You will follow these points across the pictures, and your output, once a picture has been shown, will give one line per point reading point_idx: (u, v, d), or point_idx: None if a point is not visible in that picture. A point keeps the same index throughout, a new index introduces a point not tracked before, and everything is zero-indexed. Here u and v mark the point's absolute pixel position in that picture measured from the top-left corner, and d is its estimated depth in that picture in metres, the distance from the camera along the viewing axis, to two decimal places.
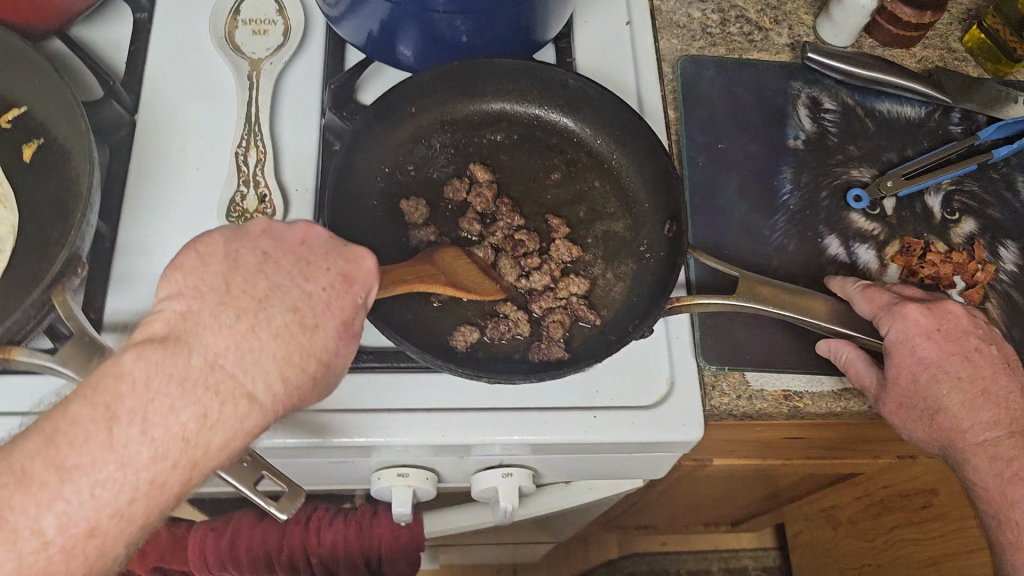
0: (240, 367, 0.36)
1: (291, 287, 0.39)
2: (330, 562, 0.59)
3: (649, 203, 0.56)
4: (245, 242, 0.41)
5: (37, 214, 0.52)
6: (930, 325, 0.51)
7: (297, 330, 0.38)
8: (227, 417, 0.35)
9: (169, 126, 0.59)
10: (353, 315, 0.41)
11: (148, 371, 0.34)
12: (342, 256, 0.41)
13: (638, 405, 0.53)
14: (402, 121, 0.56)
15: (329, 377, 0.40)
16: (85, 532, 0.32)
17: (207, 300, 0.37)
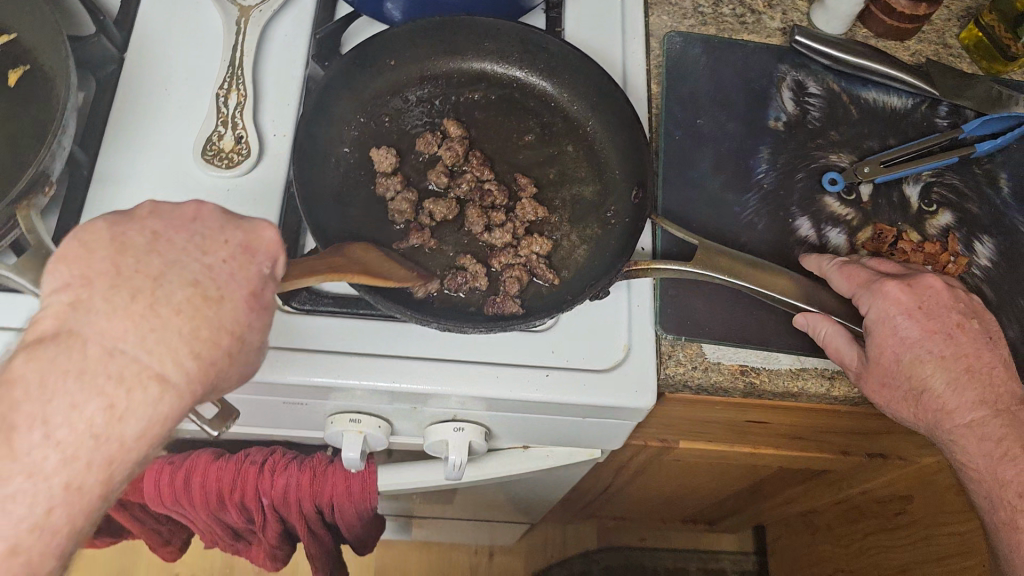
0: (142, 351, 0.34)
1: (190, 264, 0.37)
2: (282, 504, 0.60)
3: (620, 170, 0.56)
4: (131, 224, 0.38)
5: (16, 137, 0.53)
6: (911, 303, 0.49)
7: (194, 297, 0.36)
8: (136, 405, 0.33)
9: (156, 65, 0.60)
10: (259, 285, 0.39)
11: (42, 372, 0.33)
12: (238, 226, 0.40)
13: (594, 369, 0.53)
14: (382, 72, 0.57)
15: (247, 348, 0.38)
16: (6, 552, 0.32)
17: (100, 287, 0.35)
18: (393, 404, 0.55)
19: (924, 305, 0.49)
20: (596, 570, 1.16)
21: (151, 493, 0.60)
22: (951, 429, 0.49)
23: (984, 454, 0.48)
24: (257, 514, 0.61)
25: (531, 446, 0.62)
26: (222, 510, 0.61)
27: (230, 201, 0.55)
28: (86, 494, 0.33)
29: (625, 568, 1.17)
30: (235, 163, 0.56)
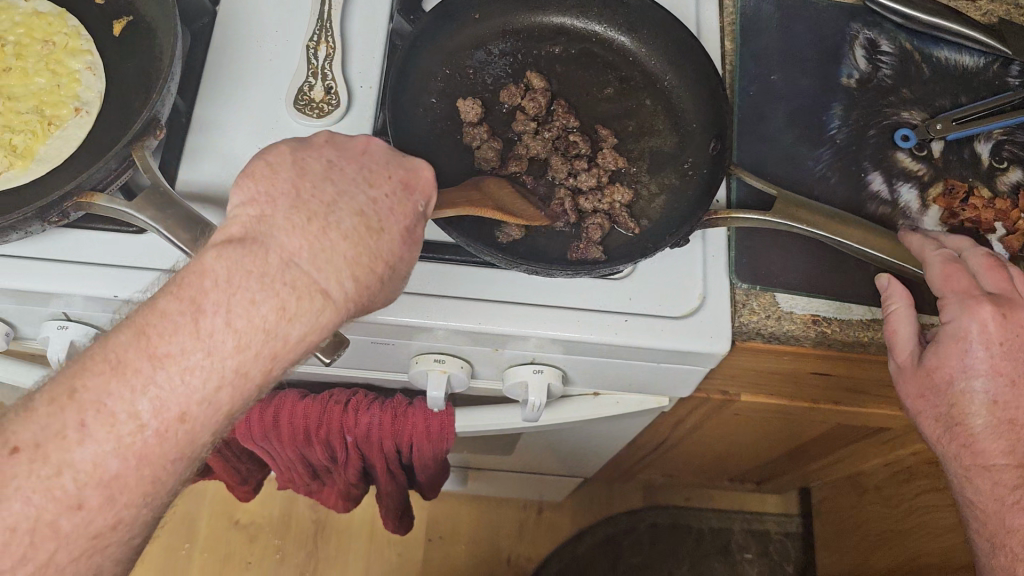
0: (314, 266, 0.38)
1: (359, 195, 0.42)
2: (365, 440, 0.63)
3: (697, 123, 0.57)
4: (311, 152, 0.44)
5: (123, 83, 0.56)
6: (995, 336, 0.48)
7: (365, 231, 0.41)
8: (305, 311, 0.38)
9: (247, 17, 0.62)
10: (415, 224, 0.43)
11: (231, 269, 0.37)
12: (399, 164, 0.44)
13: (669, 316, 0.55)
14: (465, 26, 0.59)
15: (393, 277, 0.42)
16: (177, 417, 0.36)
17: (281, 204, 0.40)
18: (475, 346, 0.57)
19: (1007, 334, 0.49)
20: (642, 528, 1.19)
21: (241, 429, 0.63)
22: (970, 466, 0.49)
23: (994, 497, 0.49)
24: (340, 450, 0.64)
25: (603, 392, 0.64)
26: (308, 446, 0.64)
27: None
28: (249, 381, 0.37)
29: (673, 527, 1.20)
30: (326, 112, 0.58)
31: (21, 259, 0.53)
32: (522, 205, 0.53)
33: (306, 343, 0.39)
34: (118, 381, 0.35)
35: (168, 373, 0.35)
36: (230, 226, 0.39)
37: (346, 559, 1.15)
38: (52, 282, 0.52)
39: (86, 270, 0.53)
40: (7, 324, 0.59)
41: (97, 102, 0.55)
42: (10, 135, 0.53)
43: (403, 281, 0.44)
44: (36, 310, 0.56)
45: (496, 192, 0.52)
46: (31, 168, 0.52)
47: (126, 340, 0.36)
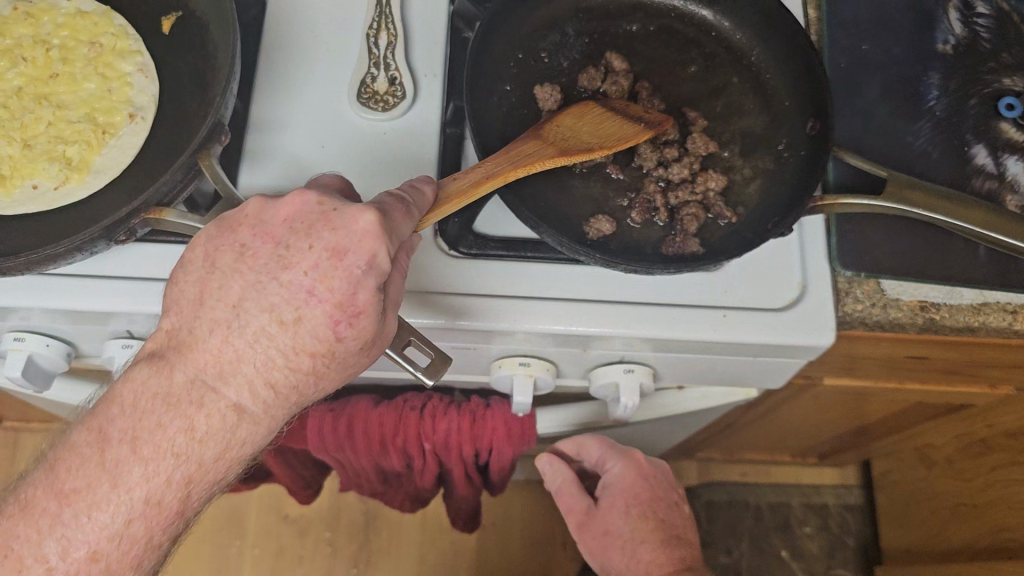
0: (222, 382, 0.39)
1: (273, 284, 0.39)
2: (444, 444, 0.60)
3: (790, 100, 0.54)
4: (225, 237, 0.41)
5: (176, 85, 0.53)
6: (640, 467, 0.71)
7: (278, 328, 0.39)
8: (212, 431, 0.39)
9: (301, 6, 0.58)
10: (353, 293, 0.39)
11: (136, 394, 0.39)
12: (326, 226, 0.40)
13: (770, 308, 0.52)
14: (538, 7, 0.56)
15: (335, 358, 0.40)
16: (87, 556, 0.39)
17: (186, 314, 0.40)
18: (561, 348, 0.54)
19: (654, 546, 0.68)
20: (698, 505, 1.17)
21: (314, 441, 0.61)
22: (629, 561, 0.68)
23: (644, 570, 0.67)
24: (418, 454, 0.61)
25: (688, 387, 0.61)
26: (384, 455, 0.62)
27: (387, 144, 0.54)
28: (163, 510, 0.40)
29: (729, 503, 1.17)
30: (391, 105, 0.54)
31: (80, 276, 0.50)
32: (591, 133, 0.49)
33: (224, 461, 0.40)
34: (27, 523, 0.39)
35: (74, 512, 0.39)
36: (151, 339, 0.41)
37: (399, 547, 1.13)
38: (112, 303, 0.49)
39: (154, 287, 0.50)
40: (68, 343, 0.56)
41: (152, 106, 0.52)
42: (63, 146, 0.50)
43: (360, 353, 0.41)
44: (98, 329, 0.53)
45: (551, 134, 0.48)
46: (88, 182, 0.50)
47: (37, 483, 0.39)
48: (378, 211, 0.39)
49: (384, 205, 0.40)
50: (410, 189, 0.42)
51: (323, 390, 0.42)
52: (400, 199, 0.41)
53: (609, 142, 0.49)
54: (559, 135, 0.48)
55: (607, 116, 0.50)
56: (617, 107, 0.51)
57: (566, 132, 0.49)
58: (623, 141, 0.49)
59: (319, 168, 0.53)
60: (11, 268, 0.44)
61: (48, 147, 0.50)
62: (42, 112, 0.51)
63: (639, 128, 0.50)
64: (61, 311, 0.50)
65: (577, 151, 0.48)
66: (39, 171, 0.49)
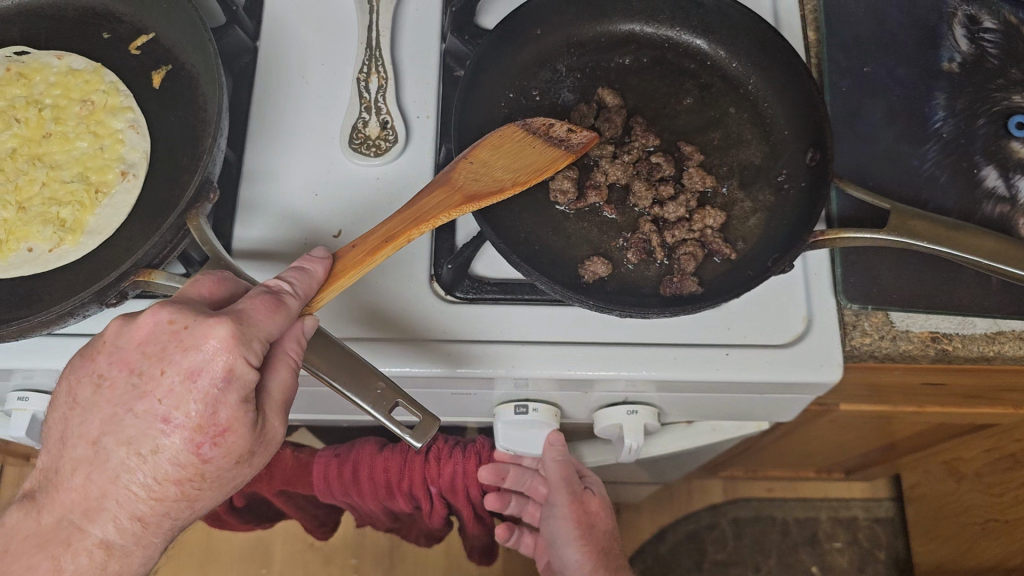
0: (88, 520, 0.39)
1: (128, 416, 0.38)
2: (451, 488, 0.59)
3: (789, 129, 0.52)
4: (85, 366, 0.39)
5: (167, 139, 0.53)
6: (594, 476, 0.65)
7: (136, 460, 0.37)
8: (82, 569, 0.39)
9: (292, 54, 0.58)
10: (213, 413, 0.37)
11: (11, 536, 0.40)
12: (179, 348, 0.37)
13: (773, 344, 0.51)
14: (529, 43, 0.55)
15: (212, 475, 0.39)
16: None
17: (54, 453, 0.40)
18: (564, 391, 0.53)
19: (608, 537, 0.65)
20: (725, 523, 1.15)
21: (321, 486, 0.61)
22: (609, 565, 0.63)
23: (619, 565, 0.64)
24: (424, 498, 0.60)
25: (697, 421, 0.59)
26: (390, 499, 0.61)
27: (378, 192, 0.54)
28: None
29: (754, 520, 1.15)
30: (384, 150, 0.54)
31: (80, 337, 0.50)
32: (507, 167, 0.47)
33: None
34: None
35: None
36: (34, 476, 0.41)
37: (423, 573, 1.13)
38: None
39: None
40: None
41: (144, 162, 0.52)
42: (57, 208, 0.51)
43: (238, 465, 0.39)
44: None
45: (462, 174, 0.46)
46: (82, 243, 0.50)
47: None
48: (233, 321, 0.37)
49: (244, 308, 0.38)
50: (297, 276, 0.41)
51: (208, 507, 0.41)
52: (269, 296, 0.39)
53: (522, 178, 0.47)
54: (472, 173, 0.46)
55: (526, 144, 0.49)
56: (540, 129, 0.50)
57: (480, 169, 0.46)
58: (539, 175, 0.48)
59: (312, 215, 0.53)
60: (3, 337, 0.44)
61: (42, 209, 0.51)
62: (36, 173, 0.51)
63: (558, 155, 0.49)
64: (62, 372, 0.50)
65: (485, 197, 0.45)
66: (33, 234, 0.50)
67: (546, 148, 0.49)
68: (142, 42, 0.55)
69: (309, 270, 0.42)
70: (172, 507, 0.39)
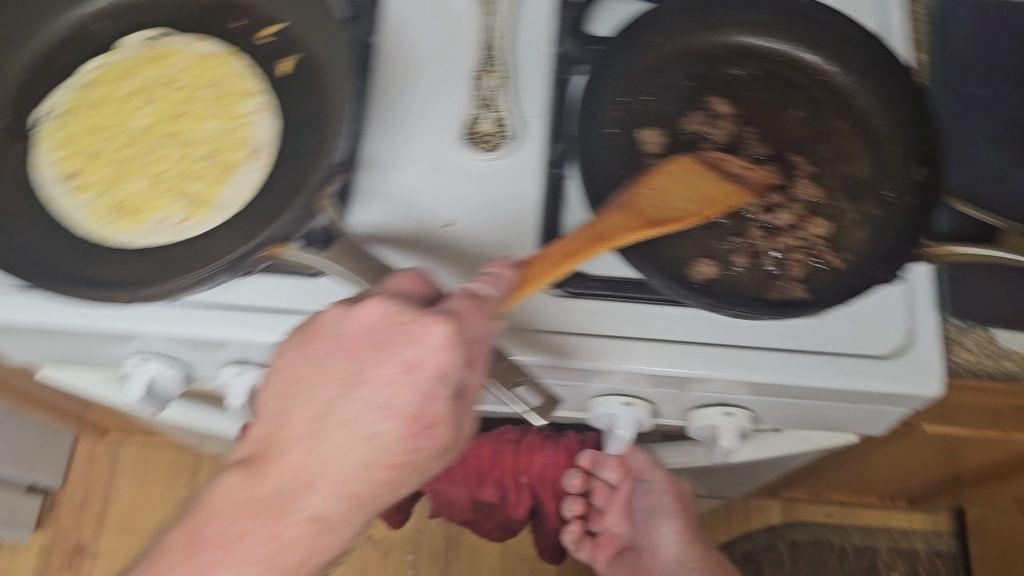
0: (305, 491, 0.38)
1: (347, 400, 0.39)
2: (540, 479, 0.61)
3: (897, 145, 0.52)
4: (308, 347, 0.40)
5: (293, 122, 0.55)
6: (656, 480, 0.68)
7: (360, 441, 0.38)
8: (300, 539, 0.38)
9: (410, 50, 0.60)
10: (428, 405, 0.39)
11: (224, 500, 0.38)
12: (401, 339, 0.39)
13: (875, 355, 0.51)
14: (644, 50, 0.56)
15: (413, 467, 0.40)
16: None
17: (272, 424, 0.40)
18: (658, 388, 0.54)
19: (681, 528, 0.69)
20: (782, 545, 1.15)
21: None
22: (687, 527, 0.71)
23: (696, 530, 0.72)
24: (513, 491, 0.62)
25: (786, 431, 0.61)
26: (479, 487, 0.63)
27: (489, 185, 0.56)
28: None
29: (812, 545, 1.15)
30: (498, 146, 0.56)
31: (201, 305, 0.52)
32: (684, 197, 0.49)
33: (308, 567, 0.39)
34: None
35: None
36: (244, 446, 0.40)
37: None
38: (226, 330, 0.52)
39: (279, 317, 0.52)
40: (186, 367, 0.58)
41: (272, 145, 0.54)
42: (190, 182, 0.53)
43: (439, 458, 0.41)
44: (214, 355, 0.55)
45: (641, 199, 0.47)
46: (211, 216, 0.52)
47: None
48: (454, 320, 0.39)
49: (458, 310, 0.40)
50: (494, 281, 0.42)
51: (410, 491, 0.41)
52: (473, 299, 0.41)
53: (700, 209, 0.49)
54: (653, 200, 0.48)
55: (700, 173, 0.50)
56: (710, 161, 0.51)
57: (660, 197, 0.48)
58: (715, 207, 0.49)
59: (424, 204, 0.55)
60: (143, 298, 0.46)
61: (175, 182, 0.53)
62: (171, 149, 0.54)
63: (731, 187, 0.50)
64: (179, 337, 0.52)
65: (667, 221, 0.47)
66: (164, 206, 0.52)
67: (719, 179, 0.50)
68: (273, 30, 0.58)
69: (499, 274, 0.42)
70: (380, 492, 0.39)
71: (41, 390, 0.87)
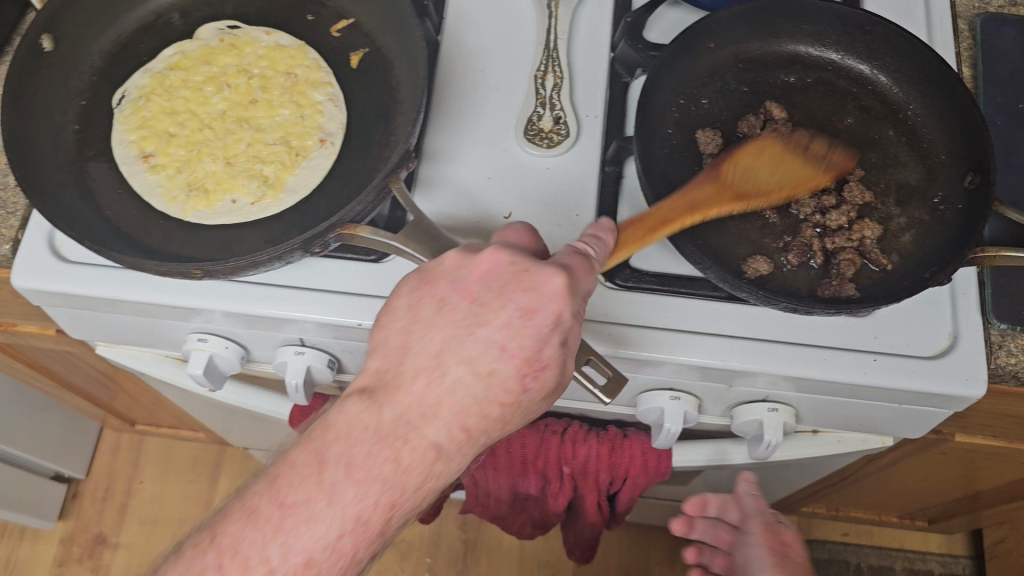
0: (425, 421, 0.41)
1: (468, 339, 0.42)
2: (583, 471, 0.62)
3: (946, 154, 0.55)
4: (427, 290, 0.44)
5: (362, 113, 0.57)
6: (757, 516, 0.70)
7: (473, 379, 0.41)
8: (416, 462, 0.41)
9: (473, 49, 0.62)
10: (540, 348, 0.42)
11: (350, 423, 0.41)
12: (519, 287, 0.43)
13: (919, 356, 0.53)
14: (702, 55, 0.58)
15: (520, 407, 0.43)
16: (304, 564, 0.39)
17: (394, 358, 0.43)
18: (706, 381, 0.56)
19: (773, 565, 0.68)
20: None
21: None
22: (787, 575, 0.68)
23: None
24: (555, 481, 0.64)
25: (822, 431, 0.62)
26: (522, 476, 0.64)
27: (548, 179, 0.58)
28: (370, 528, 0.40)
29: (828, 563, 1.15)
30: (556, 142, 0.58)
31: (264, 285, 0.54)
32: (769, 175, 0.54)
33: (423, 490, 0.41)
34: (251, 528, 0.39)
35: (295, 521, 0.39)
36: (362, 378, 0.43)
37: None
38: (289, 310, 0.53)
39: (340, 299, 0.53)
40: (244, 348, 0.60)
41: (340, 132, 0.56)
42: (262, 165, 0.55)
43: (544, 401, 0.44)
44: (272, 336, 0.57)
45: (729, 175, 0.53)
46: (282, 199, 0.54)
47: (263, 491, 0.40)
48: (566, 273, 0.43)
49: (570, 263, 0.44)
50: (601, 239, 0.46)
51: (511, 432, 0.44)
52: (583, 253, 0.45)
53: (781, 191, 0.53)
54: (736, 176, 0.53)
55: (788, 153, 0.54)
56: (803, 137, 0.55)
57: (745, 175, 0.53)
58: (796, 190, 0.54)
59: (485, 197, 0.57)
60: (219, 269, 0.48)
61: (247, 165, 0.55)
62: (243, 134, 0.56)
63: (818, 169, 0.54)
64: (239, 315, 0.54)
65: (751, 196, 0.53)
66: (237, 187, 0.54)
67: (807, 159, 0.54)
68: (343, 25, 0.60)
69: (602, 232, 0.47)
70: (489, 427, 0.42)
71: (80, 378, 0.89)
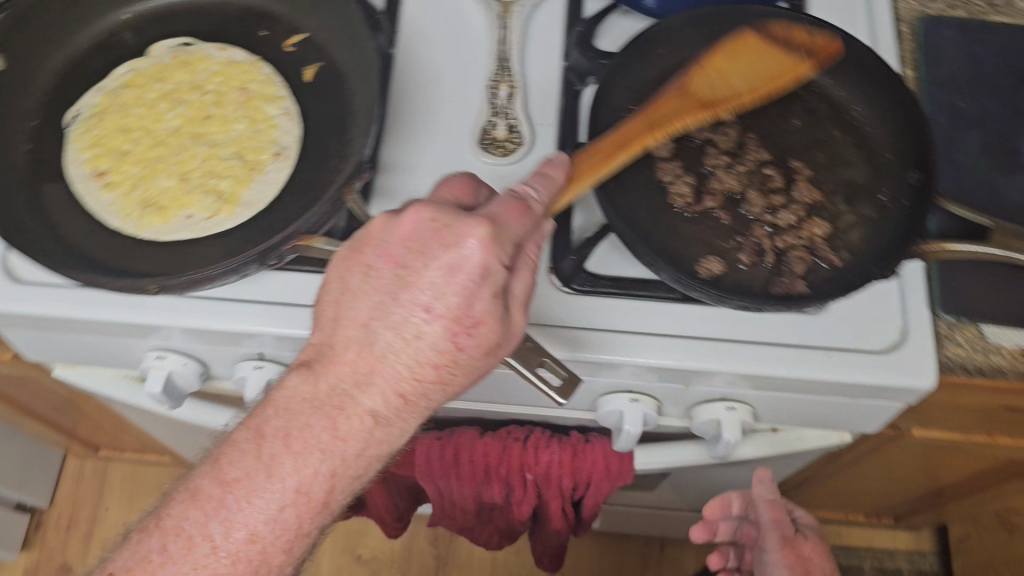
0: (359, 389, 0.41)
1: (394, 304, 0.42)
2: (546, 476, 0.62)
3: (892, 152, 0.56)
4: (356, 259, 0.43)
5: (316, 125, 0.57)
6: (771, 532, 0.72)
7: (401, 343, 0.41)
8: (355, 431, 0.41)
9: (427, 62, 0.63)
10: (467, 305, 0.41)
11: (288, 398, 0.41)
12: (439, 244, 0.42)
13: (872, 350, 0.54)
14: (651, 62, 0.59)
15: (463, 365, 0.42)
16: (245, 539, 0.41)
17: (326, 332, 0.43)
18: (663, 382, 0.56)
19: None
20: None
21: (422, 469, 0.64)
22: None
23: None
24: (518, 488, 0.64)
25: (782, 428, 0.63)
26: (486, 485, 0.64)
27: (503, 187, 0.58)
28: (312, 500, 0.41)
29: None
30: (510, 151, 0.59)
31: (221, 298, 0.54)
32: (740, 73, 0.54)
33: (366, 457, 0.42)
34: (194, 508, 0.41)
35: (236, 498, 0.41)
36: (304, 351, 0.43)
37: None
38: (247, 323, 0.53)
39: (295, 311, 0.53)
40: (202, 363, 0.60)
41: (295, 147, 0.56)
42: (216, 180, 0.55)
43: (487, 357, 0.42)
44: (230, 351, 0.57)
45: (697, 82, 0.54)
46: (237, 213, 0.54)
47: (205, 472, 0.41)
48: (491, 224, 0.41)
49: (499, 213, 0.42)
50: (541, 184, 0.45)
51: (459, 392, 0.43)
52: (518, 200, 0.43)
53: (754, 86, 0.54)
54: (706, 82, 0.54)
55: (758, 52, 0.55)
56: (773, 34, 0.55)
57: (715, 78, 0.54)
58: (767, 87, 0.54)
59: None
60: (173, 286, 0.47)
61: (202, 180, 0.55)
62: (198, 150, 0.56)
63: (787, 59, 0.55)
64: (195, 330, 0.54)
65: (719, 103, 0.53)
66: (193, 203, 0.54)
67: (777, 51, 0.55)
68: (297, 40, 0.60)
69: (548, 173, 0.46)
70: (428, 389, 0.42)
71: (42, 403, 0.88)
